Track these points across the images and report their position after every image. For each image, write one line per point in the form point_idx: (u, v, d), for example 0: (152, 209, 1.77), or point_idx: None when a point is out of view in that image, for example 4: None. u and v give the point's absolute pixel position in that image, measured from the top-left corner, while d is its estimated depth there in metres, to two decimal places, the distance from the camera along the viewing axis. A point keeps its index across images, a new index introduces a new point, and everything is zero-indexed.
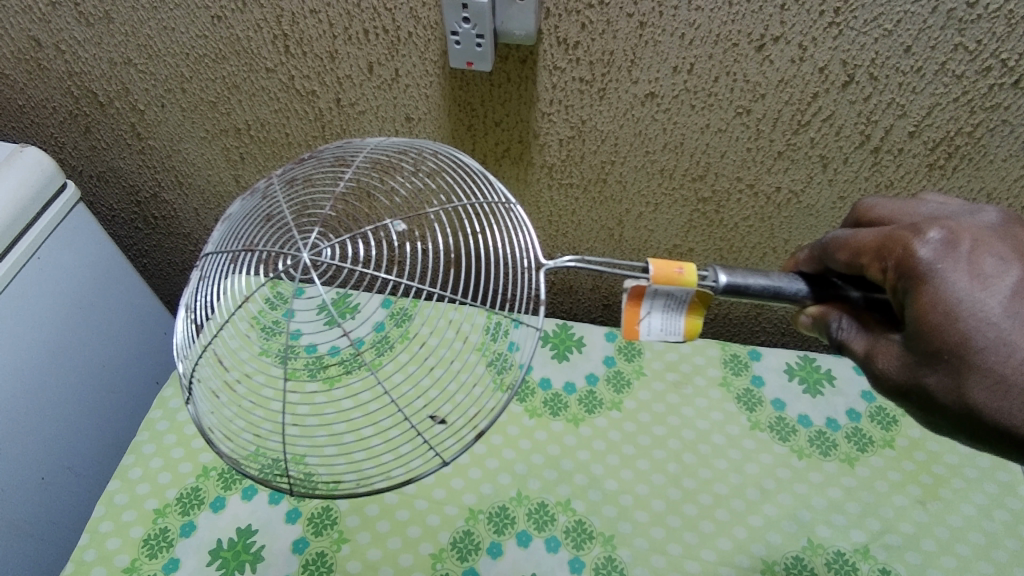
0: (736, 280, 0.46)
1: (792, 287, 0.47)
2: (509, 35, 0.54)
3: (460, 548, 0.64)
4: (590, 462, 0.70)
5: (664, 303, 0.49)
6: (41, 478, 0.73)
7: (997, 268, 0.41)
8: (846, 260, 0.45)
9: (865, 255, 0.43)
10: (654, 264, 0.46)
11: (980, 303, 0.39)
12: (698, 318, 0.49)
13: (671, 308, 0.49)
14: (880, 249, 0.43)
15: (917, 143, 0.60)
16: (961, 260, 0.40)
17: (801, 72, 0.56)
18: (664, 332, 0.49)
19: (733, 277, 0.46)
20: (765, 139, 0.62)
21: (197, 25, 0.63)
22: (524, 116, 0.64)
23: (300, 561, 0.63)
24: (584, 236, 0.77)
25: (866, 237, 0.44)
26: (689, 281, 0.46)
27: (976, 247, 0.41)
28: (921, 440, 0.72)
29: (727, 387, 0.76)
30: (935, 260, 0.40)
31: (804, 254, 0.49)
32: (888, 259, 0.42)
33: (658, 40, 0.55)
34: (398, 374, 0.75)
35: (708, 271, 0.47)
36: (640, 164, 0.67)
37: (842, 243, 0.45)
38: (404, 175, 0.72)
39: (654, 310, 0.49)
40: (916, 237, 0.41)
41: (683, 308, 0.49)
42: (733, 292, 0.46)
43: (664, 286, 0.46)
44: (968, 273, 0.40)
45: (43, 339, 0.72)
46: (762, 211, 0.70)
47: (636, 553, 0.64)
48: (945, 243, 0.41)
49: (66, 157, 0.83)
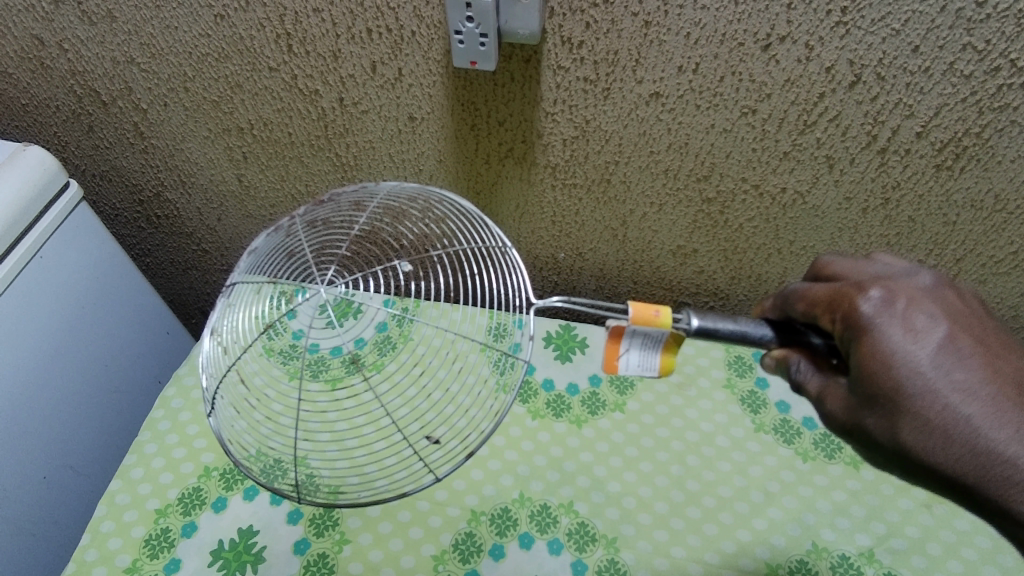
0: (707, 323, 0.50)
1: (760, 332, 0.51)
2: (513, 34, 0.53)
3: (462, 550, 0.64)
4: (593, 464, 0.70)
5: (642, 342, 0.53)
6: (43, 478, 0.73)
7: (926, 324, 0.46)
8: (804, 311, 0.50)
9: (818, 306, 0.49)
10: (633, 306, 0.51)
11: (913, 355, 0.44)
12: (673, 356, 0.54)
13: (649, 346, 0.53)
14: (830, 302, 0.48)
15: (925, 144, 0.59)
16: (896, 316, 0.45)
17: (808, 72, 0.55)
18: (642, 367, 0.54)
19: (704, 321, 0.50)
20: (770, 139, 0.61)
21: (199, 24, 0.63)
22: (527, 116, 0.64)
23: (302, 562, 0.63)
24: (587, 236, 0.77)
25: (820, 291, 0.49)
26: (664, 323, 0.50)
27: (910, 305, 0.46)
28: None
29: (732, 389, 0.76)
30: (875, 314, 0.45)
31: (770, 302, 0.54)
32: (837, 312, 0.47)
33: (663, 40, 0.55)
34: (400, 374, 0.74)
35: (682, 314, 0.51)
36: (645, 164, 0.66)
37: (800, 295, 0.51)
38: (413, 221, 0.75)
39: (632, 347, 0.54)
40: (860, 293, 0.47)
41: (660, 347, 0.53)
42: (704, 335, 0.50)
43: (642, 326, 0.51)
44: (901, 328, 0.45)
45: (45, 339, 0.72)
46: (767, 212, 0.69)
47: (639, 557, 0.63)
48: (885, 301, 0.46)
49: (69, 156, 0.83)
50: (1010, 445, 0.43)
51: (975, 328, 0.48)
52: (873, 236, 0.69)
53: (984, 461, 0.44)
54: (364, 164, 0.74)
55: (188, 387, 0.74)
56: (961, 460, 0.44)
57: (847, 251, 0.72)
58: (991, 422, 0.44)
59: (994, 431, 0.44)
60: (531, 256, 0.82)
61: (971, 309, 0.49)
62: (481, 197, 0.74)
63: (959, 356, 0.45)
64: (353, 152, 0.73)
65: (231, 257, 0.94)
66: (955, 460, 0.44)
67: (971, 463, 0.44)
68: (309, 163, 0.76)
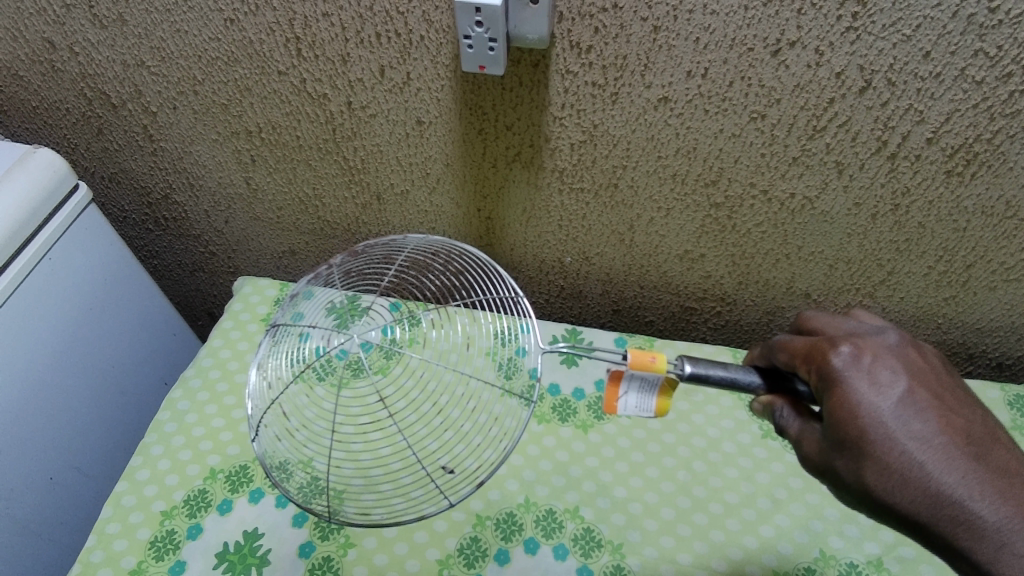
0: (699, 370, 0.51)
1: (748, 380, 0.52)
2: (522, 38, 0.54)
3: (467, 554, 0.63)
4: (599, 470, 0.69)
5: (640, 385, 0.54)
6: (49, 479, 0.73)
7: (889, 378, 0.47)
8: (785, 361, 0.52)
9: (797, 357, 0.51)
10: (630, 353, 0.53)
11: (876, 405, 0.46)
12: (669, 399, 0.54)
13: (647, 388, 0.54)
14: (806, 355, 0.50)
15: (935, 150, 0.59)
16: (863, 370, 0.47)
17: (817, 77, 0.55)
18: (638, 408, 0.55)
19: (696, 367, 0.51)
20: (780, 144, 0.61)
21: (210, 27, 0.64)
22: (535, 120, 0.64)
23: (306, 566, 0.63)
24: (594, 241, 0.77)
25: (798, 344, 0.51)
26: (660, 368, 0.52)
27: (876, 360, 0.48)
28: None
29: (738, 395, 0.75)
30: (844, 367, 0.47)
31: (757, 351, 0.56)
32: (812, 363, 0.49)
33: (672, 45, 0.55)
34: (407, 378, 0.73)
35: (677, 360, 0.52)
36: (652, 168, 0.66)
37: (780, 346, 0.53)
38: (436, 273, 0.83)
39: (631, 389, 0.54)
40: (832, 347, 0.49)
41: (657, 390, 0.54)
42: (697, 380, 0.51)
43: (639, 370, 0.53)
44: (867, 381, 0.47)
45: (54, 342, 0.72)
46: (775, 217, 0.69)
47: (646, 563, 0.63)
48: (854, 356, 0.48)
49: (78, 158, 0.83)
50: (961, 488, 0.44)
51: (931, 383, 0.49)
52: (882, 242, 0.69)
53: (937, 502, 0.44)
54: (371, 169, 0.74)
55: (196, 389, 0.74)
56: (916, 501, 0.45)
57: (855, 256, 0.71)
58: (943, 465, 0.45)
59: (946, 473, 0.45)
60: (537, 260, 0.82)
61: (929, 364, 0.51)
62: (488, 200, 0.74)
63: (918, 409, 0.47)
64: (360, 156, 0.73)
65: (237, 259, 0.94)
66: (911, 500, 0.45)
67: (927, 504, 0.45)
68: (317, 166, 0.76)
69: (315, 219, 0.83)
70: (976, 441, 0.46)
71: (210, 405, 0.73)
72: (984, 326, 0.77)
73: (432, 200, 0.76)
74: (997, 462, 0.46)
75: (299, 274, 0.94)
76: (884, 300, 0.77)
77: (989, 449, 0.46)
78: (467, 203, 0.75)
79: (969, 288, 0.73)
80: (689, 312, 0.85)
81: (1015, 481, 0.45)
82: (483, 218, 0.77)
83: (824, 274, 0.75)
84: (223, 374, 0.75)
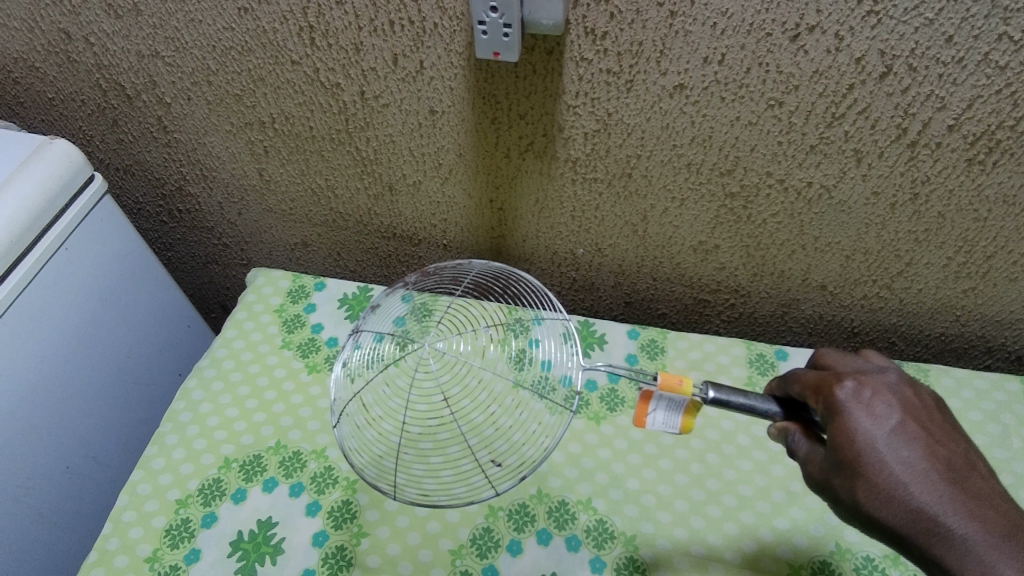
0: (722, 395, 0.52)
1: (766, 408, 0.53)
2: (536, 25, 0.53)
3: (480, 545, 0.63)
4: (612, 461, 0.69)
5: (667, 404, 0.55)
6: (65, 467, 0.74)
7: (889, 413, 0.48)
8: (797, 392, 0.52)
9: (807, 389, 0.51)
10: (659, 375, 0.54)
11: (873, 435, 0.47)
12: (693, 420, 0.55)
13: (672, 407, 0.55)
14: (816, 386, 0.51)
15: (956, 137, 0.58)
16: (864, 404, 0.48)
17: (836, 63, 0.54)
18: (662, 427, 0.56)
19: (719, 393, 0.52)
20: (797, 132, 0.60)
21: (224, 17, 0.64)
22: (549, 109, 0.63)
23: (320, 554, 0.62)
24: (608, 232, 0.76)
25: (810, 375, 0.52)
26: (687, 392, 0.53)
27: (879, 395, 0.49)
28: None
29: (754, 388, 0.73)
30: (848, 401, 0.48)
31: (774, 381, 0.56)
32: (821, 395, 0.50)
33: (689, 30, 0.54)
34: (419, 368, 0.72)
35: (700, 386, 0.53)
36: (667, 158, 0.66)
37: (793, 376, 0.53)
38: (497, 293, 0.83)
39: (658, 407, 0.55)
40: (839, 382, 0.50)
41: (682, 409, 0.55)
42: (718, 404, 0.52)
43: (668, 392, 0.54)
44: (867, 414, 0.47)
45: (70, 335, 0.73)
46: (791, 207, 0.68)
47: (659, 554, 0.63)
48: (856, 391, 0.49)
49: (94, 149, 0.84)
50: (936, 502, 0.45)
51: (919, 417, 0.49)
52: (901, 232, 0.68)
53: (914, 515, 0.45)
54: (383, 159, 0.74)
55: (210, 379, 0.74)
56: (897, 515, 0.45)
57: (873, 247, 0.70)
58: (922, 481, 0.46)
59: (923, 488, 0.45)
60: (549, 252, 0.81)
61: (922, 403, 0.51)
62: (500, 191, 0.74)
63: (907, 438, 0.47)
64: (373, 146, 0.73)
65: (251, 251, 0.94)
66: (893, 514, 0.45)
67: (906, 517, 0.45)
68: (329, 157, 0.76)
69: (328, 210, 0.83)
70: (954, 469, 0.47)
71: (224, 396, 0.73)
72: (1003, 318, 0.76)
73: (445, 191, 0.76)
74: (974, 488, 0.46)
75: (311, 265, 0.94)
76: (901, 292, 0.76)
77: (965, 477, 0.46)
78: (479, 194, 0.75)
79: (989, 279, 0.71)
80: (702, 304, 0.84)
81: (990, 508, 0.45)
82: (495, 209, 0.77)
83: (841, 265, 0.74)
84: (237, 365, 0.75)
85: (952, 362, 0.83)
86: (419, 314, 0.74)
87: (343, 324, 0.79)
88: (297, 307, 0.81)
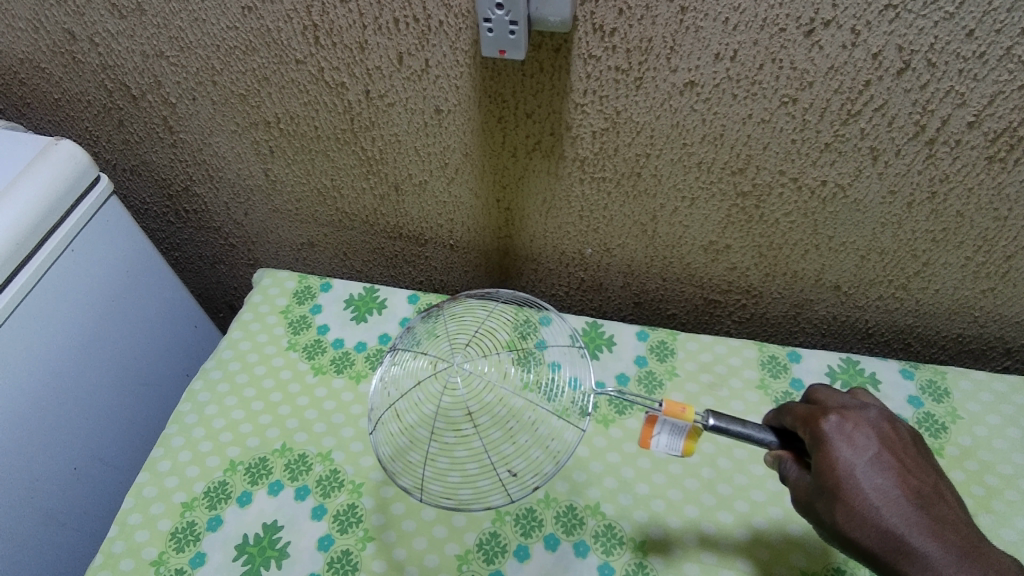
0: (722, 423, 0.53)
1: (762, 437, 0.54)
2: (544, 22, 0.52)
3: (486, 550, 0.62)
4: (621, 466, 0.68)
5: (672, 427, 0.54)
6: (73, 469, 0.74)
7: (870, 445, 0.50)
8: (788, 422, 0.54)
9: (796, 420, 0.53)
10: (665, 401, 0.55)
11: (853, 465, 0.49)
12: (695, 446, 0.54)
13: (677, 431, 0.54)
14: (804, 418, 0.53)
15: (977, 134, 0.56)
16: (847, 435, 0.50)
17: (852, 58, 0.53)
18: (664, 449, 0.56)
19: (719, 421, 0.53)
20: (811, 130, 0.59)
21: (228, 16, 0.63)
22: (557, 108, 0.62)
23: (326, 559, 0.62)
24: (616, 232, 0.75)
25: (800, 408, 0.54)
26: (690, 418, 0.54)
27: (861, 429, 0.51)
28: (965, 483, 0.64)
29: (765, 390, 0.71)
30: (832, 432, 0.50)
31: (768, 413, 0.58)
32: (808, 427, 0.52)
33: (700, 26, 0.53)
34: (428, 367, 0.69)
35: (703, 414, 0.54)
36: (677, 156, 0.64)
37: (786, 408, 0.55)
38: None
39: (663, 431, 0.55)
40: (825, 414, 0.52)
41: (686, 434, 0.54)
42: (718, 431, 0.53)
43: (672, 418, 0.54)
44: (849, 445, 0.50)
45: (77, 337, 0.73)
46: (805, 206, 0.66)
47: (669, 562, 0.62)
48: (840, 423, 0.51)
49: (100, 150, 0.84)
50: (904, 524, 0.47)
51: (897, 451, 0.51)
52: (917, 231, 0.66)
53: (883, 535, 0.47)
54: (389, 159, 0.73)
55: (215, 380, 0.74)
56: (869, 535, 0.47)
57: (889, 247, 0.69)
58: (891, 504, 0.48)
59: (892, 511, 0.47)
60: (557, 252, 0.80)
61: (900, 437, 0.53)
62: (507, 190, 0.73)
63: (884, 467, 0.49)
64: (378, 146, 0.72)
65: (258, 251, 0.94)
66: (864, 533, 0.47)
67: (876, 537, 0.47)
68: (335, 157, 0.75)
69: (333, 211, 0.83)
70: (921, 496, 0.49)
71: (230, 397, 0.72)
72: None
73: (451, 191, 0.75)
74: (938, 513, 0.48)
75: (318, 266, 0.93)
76: (917, 293, 0.74)
77: (931, 504, 0.49)
78: (486, 194, 0.74)
79: (1009, 280, 0.69)
80: (713, 304, 0.83)
81: (952, 531, 0.47)
82: (503, 210, 0.76)
83: (855, 265, 0.72)
84: (243, 366, 0.75)
85: (969, 364, 0.81)
86: (427, 318, 0.70)
87: (348, 326, 0.78)
88: (303, 308, 0.80)
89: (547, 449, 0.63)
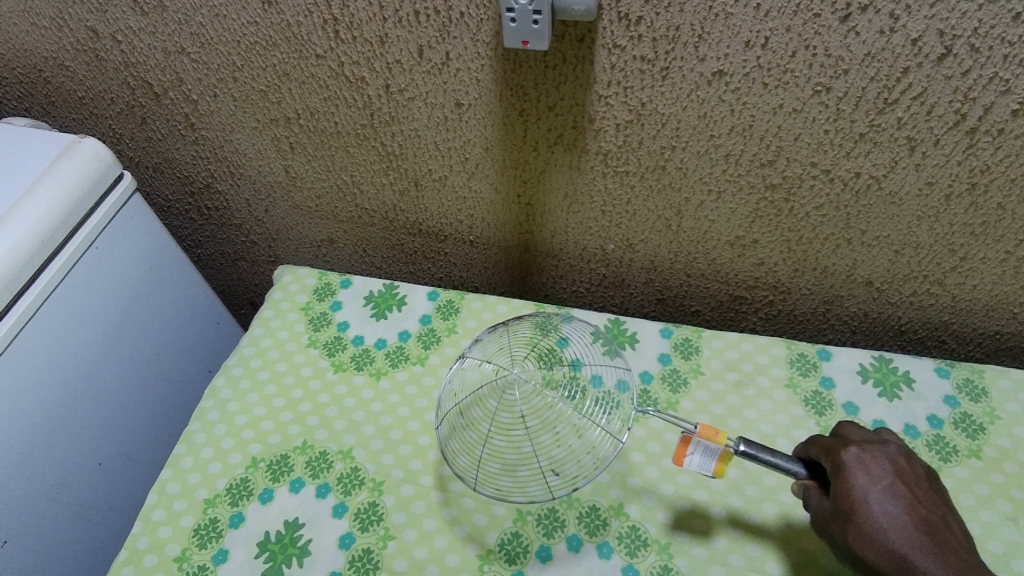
0: (752, 449, 0.54)
1: (791, 467, 0.54)
2: (568, 11, 0.51)
3: (508, 550, 0.61)
4: (645, 466, 0.66)
5: (706, 448, 0.55)
6: (99, 464, 0.75)
7: (886, 476, 0.51)
8: (812, 453, 0.55)
9: (819, 450, 0.54)
10: (699, 425, 0.56)
11: (867, 492, 0.50)
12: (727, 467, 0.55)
13: (709, 452, 0.55)
14: (827, 448, 0.54)
15: (1021, 122, 0.53)
16: (865, 465, 0.51)
17: (890, 44, 0.50)
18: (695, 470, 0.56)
19: (750, 446, 0.54)
20: (846, 119, 0.57)
21: (248, 11, 0.63)
22: (580, 100, 0.61)
23: (347, 557, 0.61)
24: (640, 227, 0.74)
25: (826, 440, 0.55)
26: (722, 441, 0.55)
27: (880, 461, 0.52)
28: (1004, 487, 0.62)
29: (794, 389, 0.69)
30: (851, 461, 0.51)
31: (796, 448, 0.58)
32: (829, 456, 0.53)
33: (729, 12, 0.51)
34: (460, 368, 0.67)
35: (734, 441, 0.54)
36: (704, 148, 0.62)
37: (813, 440, 0.56)
38: None
39: (696, 452, 0.55)
40: (846, 445, 0.53)
41: (717, 457, 0.55)
42: (749, 458, 0.53)
43: (705, 440, 0.55)
44: (866, 474, 0.51)
45: (102, 334, 0.73)
46: (837, 199, 0.64)
47: (695, 564, 0.60)
48: (860, 454, 0.52)
49: (124, 148, 0.84)
50: (909, 545, 0.48)
51: (913, 485, 0.52)
52: (956, 225, 0.64)
53: (887, 553, 0.48)
54: (409, 154, 0.72)
55: (237, 378, 0.74)
56: (877, 553, 0.48)
57: (925, 241, 0.66)
58: (900, 529, 0.48)
59: (899, 534, 0.48)
60: (579, 247, 0.79)
61: (918, 474, 0.53)
62: (529, 185, 0.72)
63: (897, 496, 0.50)
64: (398, 141, 0.71)
65: (278, 248, 0.94)
66: (873, 553, 0.48)
67: (882, 555, 0.48)
68: (355, 153, 0.75)
69: (353, 207, 0.82)
70: (930, 524, 0.49)
71: (251, 394, 0.73)
72: None
73: (471, 186, 0.74)
74: (945, 540, 0.49)
75: (338, 263, 0.93)
76: (954, 289, 0.71)
77: (940, 531, 0.49)
78: (507, 189, 0.73)
79: None
80: (739, 301, 0.81)
81: (953, 554, 0.48)
82: (523, 205, 0.75)
83: (888, 261, 0.70)
84: (264, 364, 0.75)
85: (1008, 362, 0.78)
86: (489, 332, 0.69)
87: (368, 323, 0.78)
88: (324, 305, 0.80)
89: (576, 455, 0.61)
